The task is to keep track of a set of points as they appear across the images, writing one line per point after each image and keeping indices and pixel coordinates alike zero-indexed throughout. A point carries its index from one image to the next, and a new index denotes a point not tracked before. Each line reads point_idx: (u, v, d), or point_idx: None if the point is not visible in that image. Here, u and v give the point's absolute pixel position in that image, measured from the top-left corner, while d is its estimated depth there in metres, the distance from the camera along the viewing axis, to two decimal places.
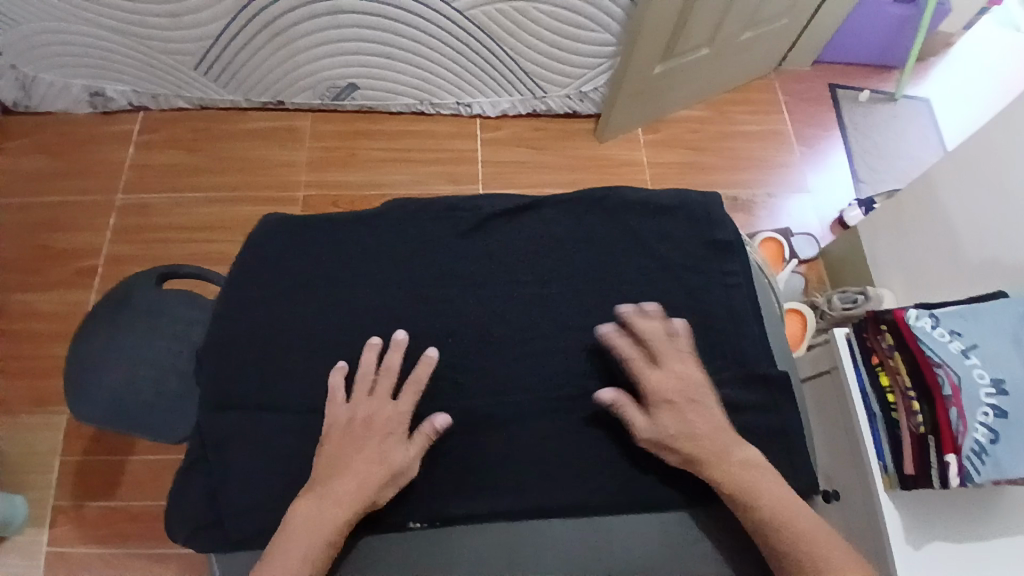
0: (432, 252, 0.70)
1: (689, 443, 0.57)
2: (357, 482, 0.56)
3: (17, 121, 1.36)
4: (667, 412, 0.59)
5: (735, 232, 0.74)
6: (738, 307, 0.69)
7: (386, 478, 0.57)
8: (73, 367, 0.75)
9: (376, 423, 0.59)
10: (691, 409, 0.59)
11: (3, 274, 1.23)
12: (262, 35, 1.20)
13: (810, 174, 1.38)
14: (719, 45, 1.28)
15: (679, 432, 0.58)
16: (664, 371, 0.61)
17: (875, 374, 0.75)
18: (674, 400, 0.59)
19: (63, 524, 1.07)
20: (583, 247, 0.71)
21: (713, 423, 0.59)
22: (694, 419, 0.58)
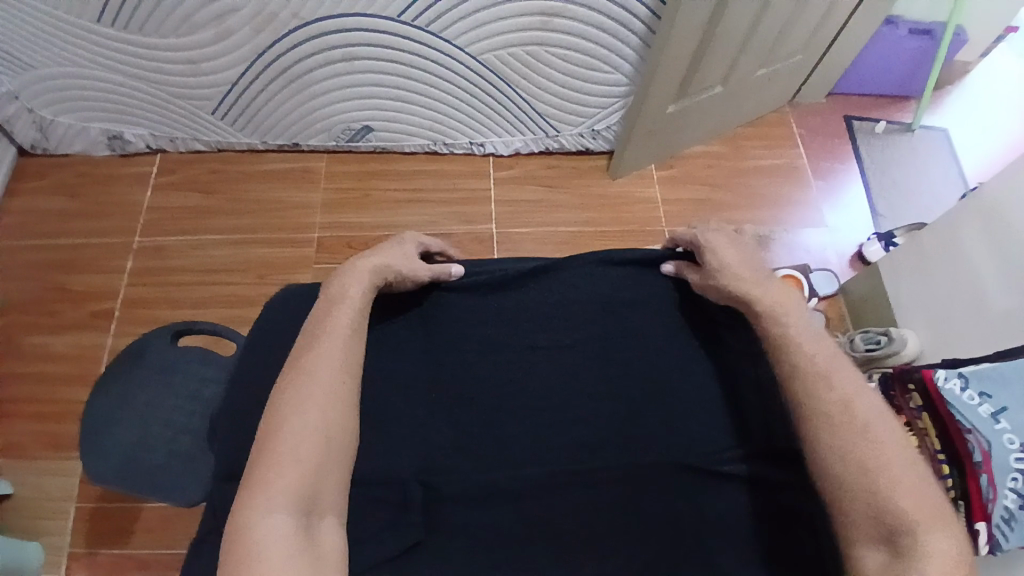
0: (451, 319, 0.71)
1: (727, 277, 0.66)
2: (379, 256, 0.68)
3: (37, 163, 1.39)
4: (710, 253, 0.68)
5: None
6: (763, 378, 0.67)
7: (405, 256, 0.69)
8: (88, 426, 0.74)
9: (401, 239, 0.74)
10: (726, 251, 0.68)
11: (21, 316, 1.25)
12: (278, 81, 1.22)
13: (827, 208, 1.36)
14: (734, 82, 1.27)
15: (722, 269, 0.67)
16: (713, 230, 0.73)
17: None
18: (721, 244, 0.70)
19: (75, 571, 1.06)
20: (604, 315, 0.71)
21: (750, 261, 0.69)
22: (731, 256, 0.68)
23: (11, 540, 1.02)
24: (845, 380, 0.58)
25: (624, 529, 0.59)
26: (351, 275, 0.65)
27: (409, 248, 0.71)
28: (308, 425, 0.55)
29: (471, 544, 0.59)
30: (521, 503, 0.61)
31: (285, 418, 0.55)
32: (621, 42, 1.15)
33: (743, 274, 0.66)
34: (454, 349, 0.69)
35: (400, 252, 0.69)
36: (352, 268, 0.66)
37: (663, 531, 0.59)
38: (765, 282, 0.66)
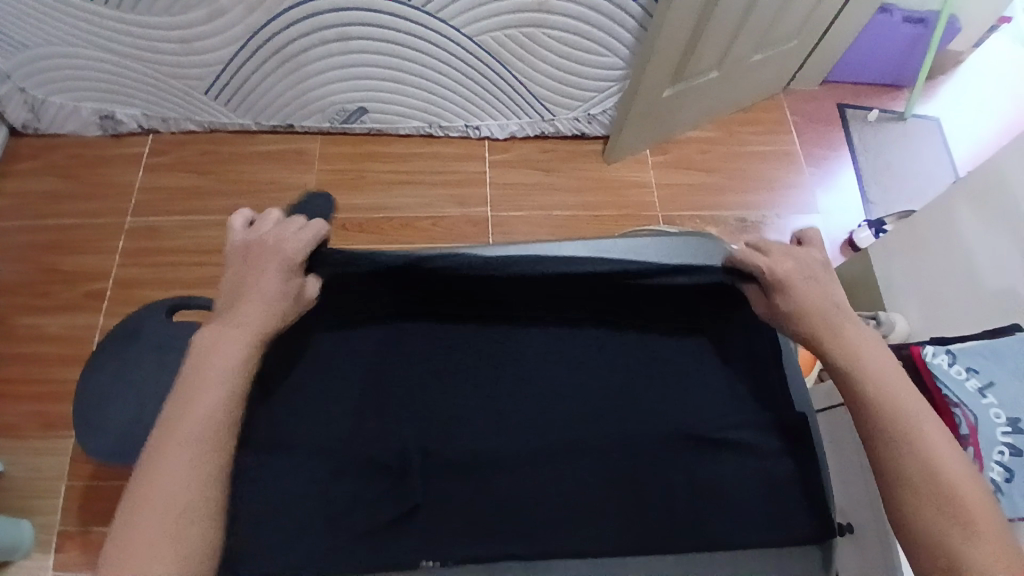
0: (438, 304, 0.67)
1: (806, 323, 0.56)
2: (259, 307, 0.53)
3: (27, 143, 1.37)
4: (784, 292, 0.57)
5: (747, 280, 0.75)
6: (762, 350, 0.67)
7: (286, 293, 0.55)
8: (86, 403, 0.75)
9: (273, 248, 0.55)
10: (806, 286, 0.57)
11: (12, 296, 1.24)
12: (273, 61, 1.21)
13: (820, 194, 1.37)
14: (729, 66, 1.28)
15: (799, 312, 0.56)
16: (777, 252, 0.59)
17: None
18: (792, 278, 0.57)
19: (69, 549, 1.07)
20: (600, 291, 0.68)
21: (825, 298, 0.57)
22: (811, 294, 0.56)
23: (5, 518, 1.02)
24: (933, 440, 0.51)
25: (616, 501, 0.61)
26: (225, 340, 0.51)
27: (287, 273, 0.55)
28: (159, 557, 0.44)
29: (466, 510, 0.60)
30: (517, 469, 0.61)
31: (131, 556, 0.43)
32: (617, 26, 1.15)
33: (822, 316, 0.56)
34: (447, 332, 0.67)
35: (283, 294, 0.55)
36: (235, 322, 0.52)
37: (657, 506, 0.60)
38: (848, 322, 0.56)
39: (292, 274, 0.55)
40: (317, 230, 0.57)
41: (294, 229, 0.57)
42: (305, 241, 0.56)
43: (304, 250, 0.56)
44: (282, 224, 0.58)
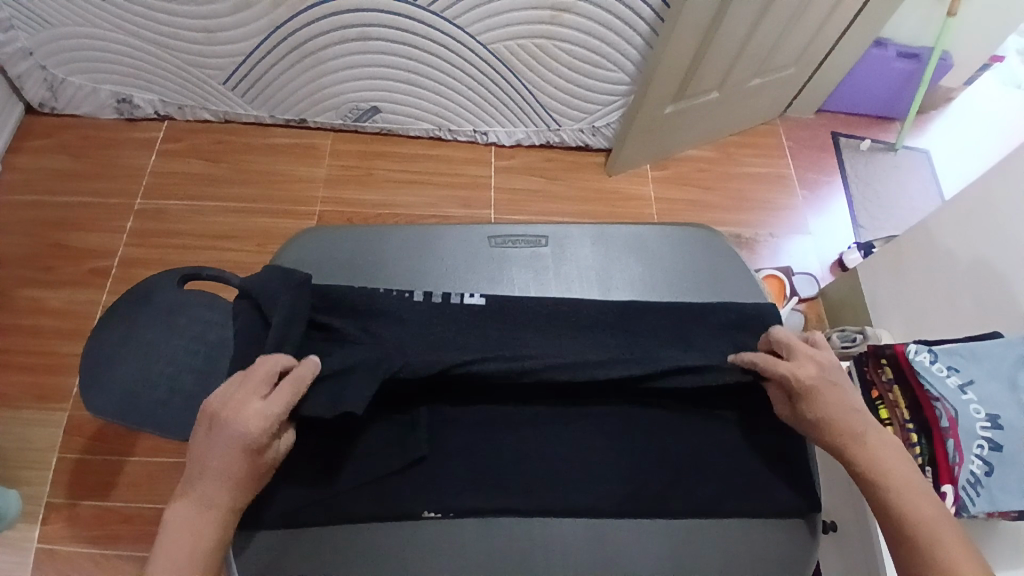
0: (449, 324, 0.70)
1: (831, 428, 0.59)
2: (225, 487, 0.52)
3: (41, 121, 1.40)
4: (809, 398, 0.60)
5: (745, 288, 0.79)
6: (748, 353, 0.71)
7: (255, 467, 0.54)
8: (91, 361, 0.76)
9: (234, 425, 0.53)
10: (831, 393, 0.60)
11: (16, 269, 1.25)
12: (292, 56, 1.25)
13: (811, 217, 1.42)
14: (729, 90, 1.33)
15: (823, 416, 0.59)
16: (801, 359, 0.62)
17: (876, 408, 0.80)
18: (815, 385, 0.60)
19: (56, 521, 1.07)
20: (605, 316, 0.73)
21: (846, 404, 0.59)
22: (834, 400, 0.59)
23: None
24: (921, 496, 0.55)
25: (602, 470, 0.67)
26: (191, 517, 0.51)
27: (257, 449, 0.54)
28: None
29: (473, 466, 0.66)
30: (521, 430, 0.68)
31: None
32: (626, 42, 1.20)
33: (847, 424, 0.58)
34: (444, 347, 0.68)
35: (252, 466, 0.54)
36: (200, 498, 0.52)
37: (642, 478, 0.67)
38: (872, 431, 0.58)
39: (260, 448, 0.54)
40: (284, 401, 0.55)
41: (257, 401, 0.55)
42: (273, 414, 0.55)
43: (272, 424, 0.54)
44: (254, 391, 0.55)
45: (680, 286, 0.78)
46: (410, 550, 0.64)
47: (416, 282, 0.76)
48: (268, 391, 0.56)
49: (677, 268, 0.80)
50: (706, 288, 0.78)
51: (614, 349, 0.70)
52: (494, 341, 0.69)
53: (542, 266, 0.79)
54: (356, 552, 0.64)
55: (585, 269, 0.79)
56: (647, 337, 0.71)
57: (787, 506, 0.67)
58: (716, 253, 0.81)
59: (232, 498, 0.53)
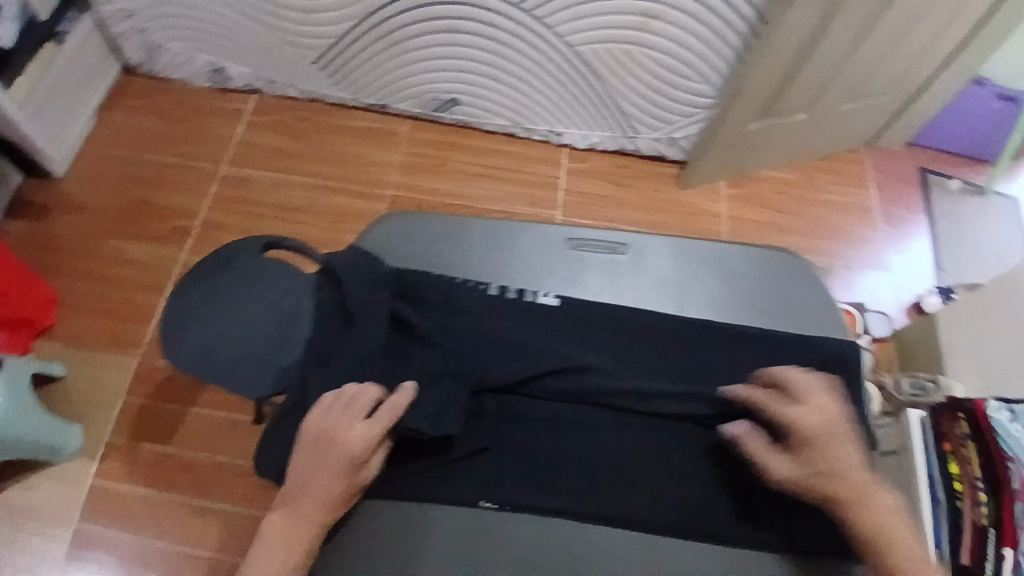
0: (517, 329, 0.73)
1: (840, 484, 0.59)
2: (317, 502, 0.60)
3: (141, 83, 1.48)
4: (816, 448, 0.60)
5: (824, 315, 0.77)
6: None
7: (348, 487, 0.61)
8: (172, 315, 0.81)
9: (339, 444, 0.60)
10: (837, 446, 0.60)
11: (104, 219, 1.33)
12: (381, 42, 1.26)
13: (890, 253, 1.37)
14: (818, 111, 1.29)
15: (830, 471, 0.60)
16: (807, 407, 0.62)
17: (945, 461, 0.78)
18: (817, 437, 0.61)
19: (115, 460, 1.13)
20: (665, 337, 0.74)
21: (848, 463, 0.60)
22: (842, 453, 0.60)
23: (56, 421, 1.09)
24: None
25: (654, 484, 0.68)
26: (285, 523, 0.60)
27: (352, 471, 0.61)
28: None
29: (532, 465, 0.69)
30: (579, 434, 0.70)
31: None
32: (716, 55, 1.17)
33: (854, 480, 0.59)
34: (508, 353, 0.71)
35: (343, 486, 0.60)
36: (301, 506, 0.60)
37: (694, 497, 0.68)
38: (874, 488, 0.59)
39: (355, 469, 0.61)
40: (382, 426, 0.61)
41: (358, 427, 0.60)
42: (373, 437, 0.60)
43: (372, 446, 0.60)
44: (357, 417, 0.61)
45: (760, 307, 0.77)
46: (463, 534, 0.68)
47: (492, 275, 0.78)
48: (369, 419, 0.61)
49: (755, 292, 0.78)
50: (783, 311, 0.78)
51: (669, 375, 0.72)
52: (556, 354, 0.72)
53: (617, 272, 0.79)
54: (413, 530, 0.68)
55: (660, 281, 0.79)
56: (704, 363, 0.73)
57: (781, 540, 0.67)
58: (800, 282, 0.79)
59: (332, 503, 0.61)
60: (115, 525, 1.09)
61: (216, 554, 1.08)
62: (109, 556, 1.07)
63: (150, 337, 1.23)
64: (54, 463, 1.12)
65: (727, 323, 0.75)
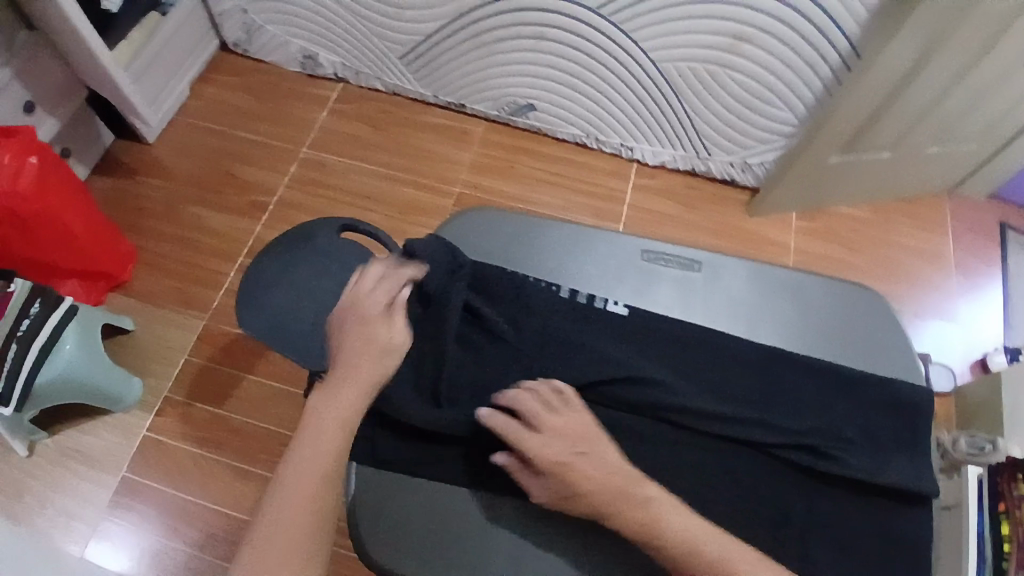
0: (581, 333, 0.68)
1: (585, 502, 0.56)
2: (369, 362, 0.59)
3: (235, 61, 1.55)
4: (560, 476, 0.56)
5: (901, 361, 0.74)
6: (877, 434, 0.64)
7: (375, 357, 0.59)
8: (251, 281, 0.85)
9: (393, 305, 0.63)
10: (582, 465, 0.57)
11: (188, 187, 1.40)
12: (468, 43, 1.29)
13: (960, 304, 1.32)
14: (902, 152, 1.26)
15: (576, 494, 0.56)
16: (547, 436, 0.57)
17: (997, 522, 0.75)
18: (564, 462, 0.56)
19: (171, 415, 1.19)
20: (737, 361, 0.68)
21: (606, 471, 0.56)
22: (591, 473, 0.56)
23: (119, 371, 1.15)
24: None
25: None
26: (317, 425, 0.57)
27: (377, 337, 0.60)
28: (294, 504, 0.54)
29: None
30: None
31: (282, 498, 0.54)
32: (803, 84, 1.16)
33: (613, 494, 0.56)
34: (569, 354, 0.66)
35: (373, 356, 0.59)
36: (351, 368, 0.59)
37: None
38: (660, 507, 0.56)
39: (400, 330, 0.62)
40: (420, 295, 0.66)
41: (381, 292, 0.62)
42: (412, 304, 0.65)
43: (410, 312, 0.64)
44: (377, 285, 0.62)
45: (833, 343, 0.75)
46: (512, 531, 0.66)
47: (565, 279, 0.79)
48: (389, 285, 0.62)
49: (832, 326, 0.76)
50: (858, 350, 0.75)
51: (736, 400, 0.65)
52: (616, 362, 0.66)
53: (690, 290, 0.79)
54: (461, 519, 0.67)
55: (732, 304, 0.77)
56: (779, 392, 0.66)
57: None
58: (879, 319, 0.76)
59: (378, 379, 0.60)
60: (162, 478, 1.14)
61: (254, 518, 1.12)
62: (154, 507, 1.12)
63: (217, 302, 1.29)
64: (113, 412, 1.18)
65: (810, 357, 0.68)
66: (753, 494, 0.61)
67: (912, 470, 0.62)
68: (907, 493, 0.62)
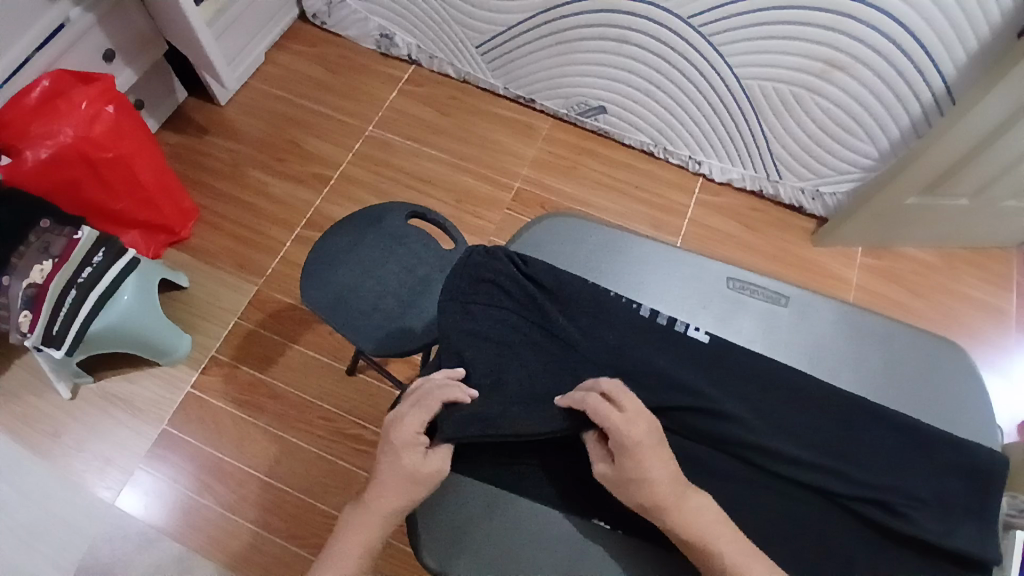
0: (654, 355, 0.68)
1: (643, 491, 0.57)
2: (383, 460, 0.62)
3: (312, 31, 1.56)
4: (632, 457, 0.57)
5: (979, 423, 0.72)
6: (949, 499, 0.62)
7: (408, 486, 0.60)
8: (319, 256, 0.85)
9: (388, 434, 0.62)
10: (652, 450, 0.58)
11: (255, 151, 1.41)
12: (548, 39, 1.27)
13: (1015, 362, 1.27)
14: (981, 203, 1.20)
15: (636, 479, 0.57)
16: (629, 416, 0.58)
17: None
18: (642, 443, 0.57)
19: (215, 373, 1.21)
20: (811, 405, 0.66)
21: (669, 468, 0.58)
22: (655, 465, 0.57)
23: (172, 325, 1.18)
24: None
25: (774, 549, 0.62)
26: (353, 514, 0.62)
27: (403, 465, 0.60)
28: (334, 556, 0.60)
29: None
30: None
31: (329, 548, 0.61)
32: (890, 117, 1.12)
33: (670, 483, 0.57)
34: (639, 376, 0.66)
35: (388, 465, 0.61)
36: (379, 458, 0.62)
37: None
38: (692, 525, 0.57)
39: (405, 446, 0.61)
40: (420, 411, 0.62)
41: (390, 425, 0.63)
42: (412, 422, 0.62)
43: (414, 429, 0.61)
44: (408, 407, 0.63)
45: (907, 393, 0.73)
46: (570, 543, 0.64)
47: (645, 297, 0.79)
48: (417, 406, 0.62)
49: (906, 375, 0.74)
50: (933, 404, 0.73)
51: (805, 444, 0.64)
52: (688, 389, 0.66)
53: (775, 324, 0.78)
54: (518, 527, 0.65)
55: (807, 343, 0.76)
56: (851, 440, 0.65)
57: None
58: (965, 377, 0.74)
59: (395, 470, 0.61)
60: (200, 434, 1.17)
61: (284, 485, 1.13)
62: (190, 462, 1.15)
63: (271, 269, 1.30)
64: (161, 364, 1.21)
65: (891, 411, 0.67)
66: (808, 536, 0.61)
67: (979, 539, 0.60)
68: (971, 560, 0.60)
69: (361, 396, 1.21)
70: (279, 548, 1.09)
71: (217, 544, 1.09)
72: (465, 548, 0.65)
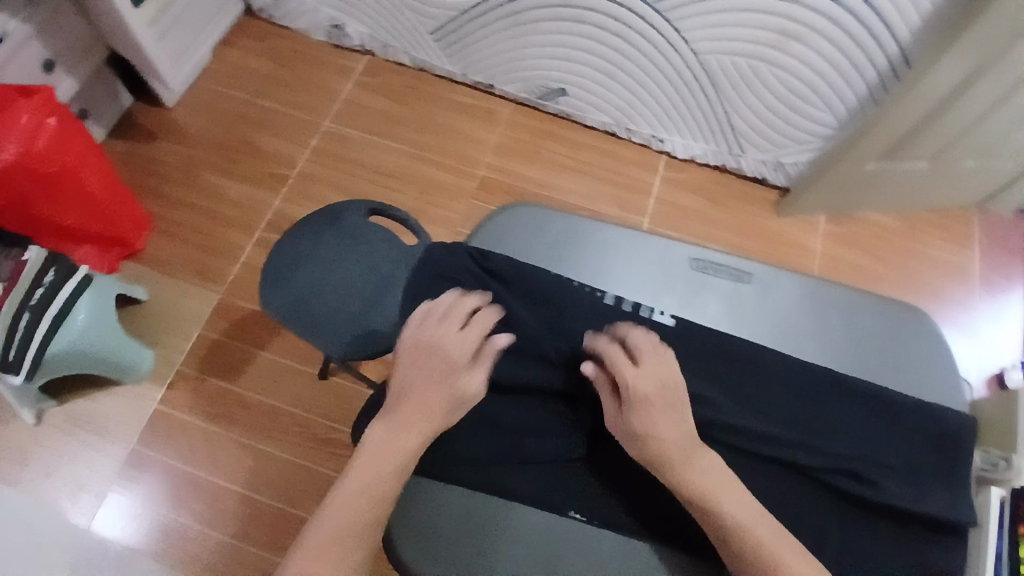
0: None
1: (653, 448, 0.57)
2: (430, 383, 0.60)
3: (260, 26, 1.51)
4: (639, 410, 0.58)
5: (943, 385, 0.73)
6: (918, 464, 0.64)
7: (453, 409, 0.61)
8: (276, 259, 0.82)
9: (437, 352, 0.61)
10: (664, 401, 0.58)
11: (208, 153, 1.37)
12: (503, 22, 1.25)
13: (978, 319, 1.30)
14: (941, 164, 1.22)
15: (647, 435, 0.57)
16: (643, 372, 0.59)
17: None
18: (652, 399, 0.58)
19: (183, 385, 1.18)
20: (778, 382, 0.67)
21: (680, 428, 0.58)
22: (663, 418, 0.57)
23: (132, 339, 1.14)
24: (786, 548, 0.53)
25: None
26: (385, 440, 0.58)
27: (457, 383, 0.60)
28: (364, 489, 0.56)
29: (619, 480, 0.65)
30: None
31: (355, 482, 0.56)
32: (848, 85, 1.13)
33: (683, 435, 0.57)
34: None
35: (439, 385, 0.60)
36: (421, 381, 0.60)
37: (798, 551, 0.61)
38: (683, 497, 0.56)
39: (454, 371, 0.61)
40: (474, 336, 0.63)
41: (440, 344, 0.62)
42: (467, 345, 0.62)
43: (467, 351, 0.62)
44: (436, 320, 0.63)
45: (871, 360, 0.74)
46: (546, 537, 0.64)
47: (609, 282, 0.78)
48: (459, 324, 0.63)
49: (870, 343, 0.75)
50: (897, 369, 0.74)
51: (774, 421, 0.65)
52: None
53: (740, 301, 0.78)
54: (492, 524, 0.64)
55: (772, 316, 0.77)
56: (819, 414, 0.66)
57: None
58: (925, 339, 0.75)
59: (447, 392, 0.60)
60: (172, 449, 1.14)
61: (264, 494, 1.12)
62: (164, 478, 1.12)
63: (234, 274, 1.27)
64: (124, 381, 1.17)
65: (857, 380, 0.68)
66: (786, 510, 0.61)
67: (948, 501, 0.62)
68: (944, 521, 0.62)
69: (336, 398, 1.19)
70: (261, 556, 1.08)
71: (197, 558, 1.07)
72: (440, 553, 0.63)
